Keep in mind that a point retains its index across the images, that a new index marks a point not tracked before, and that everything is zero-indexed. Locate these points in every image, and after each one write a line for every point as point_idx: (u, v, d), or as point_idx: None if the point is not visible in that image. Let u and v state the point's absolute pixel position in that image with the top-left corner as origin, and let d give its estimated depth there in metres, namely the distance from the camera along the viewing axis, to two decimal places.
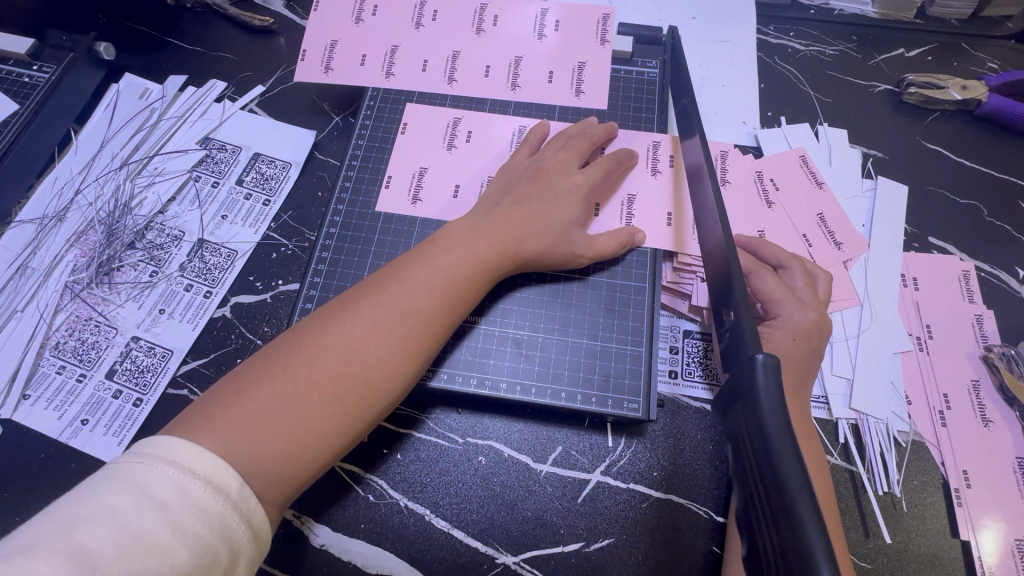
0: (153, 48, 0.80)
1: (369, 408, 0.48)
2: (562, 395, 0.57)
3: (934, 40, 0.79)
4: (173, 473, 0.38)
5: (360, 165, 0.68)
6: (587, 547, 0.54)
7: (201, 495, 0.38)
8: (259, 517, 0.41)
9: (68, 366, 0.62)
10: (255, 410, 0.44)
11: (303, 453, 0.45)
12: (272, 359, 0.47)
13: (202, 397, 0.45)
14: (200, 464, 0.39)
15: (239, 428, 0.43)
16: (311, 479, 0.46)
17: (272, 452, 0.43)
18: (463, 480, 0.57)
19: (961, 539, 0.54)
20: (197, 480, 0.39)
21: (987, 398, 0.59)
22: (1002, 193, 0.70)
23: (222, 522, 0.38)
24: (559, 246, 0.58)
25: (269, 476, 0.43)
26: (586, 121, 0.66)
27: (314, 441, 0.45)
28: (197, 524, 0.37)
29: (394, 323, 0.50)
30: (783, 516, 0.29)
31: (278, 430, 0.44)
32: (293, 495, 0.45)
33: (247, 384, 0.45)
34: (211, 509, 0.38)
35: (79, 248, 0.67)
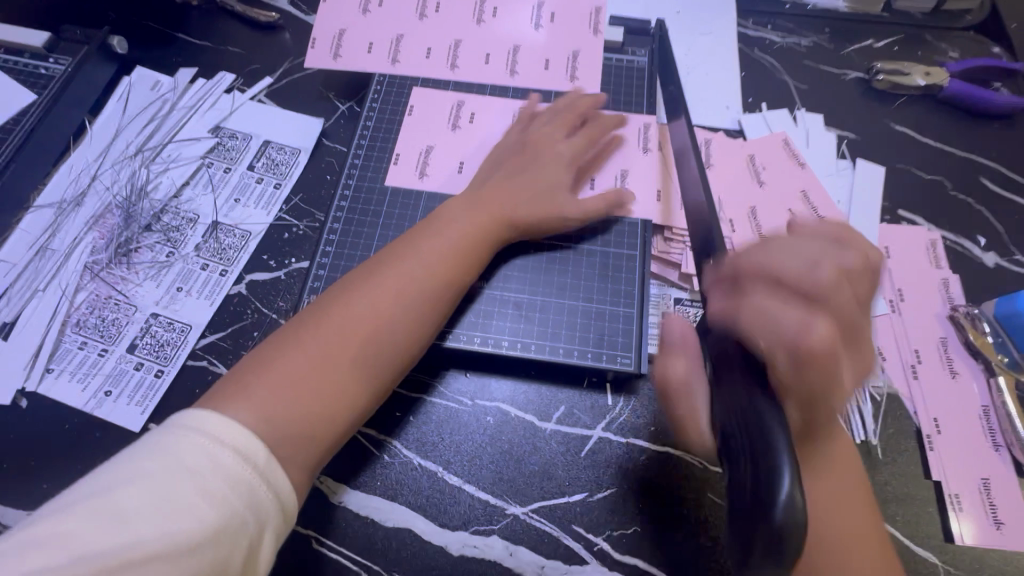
0: (163, 42, 0.83)
1: (388, 372, 0.52)
2: (561, 352, 0.61)
3: (900, 32, 0.86)
4: (202, 442, 0.41)
5: (367, 147, 0.73)
6: (590, 497, 0.58)
7: (229, 462, 0.41)
8: (285, 488, 0.44)
9: (90, 342, 0.64)
10: (288, 377, 0.47)
11: (337, 410, 0.49)
12: (298, 329, 0.51)
13: (232, 371, 0.49)
14: (228, 435, 0.42)
15: (278, 391, 0.47)
16: (344, 436, 0.50)
17: (306, 415, 0.47)
18: (473, 439, 0.61)
19: (933, 480, 0.59)
20: (226, 448, 0.42)
21: (954, 353, 0.64)
22: (964, 169, 0.76)
23: (249, 489, 0.41)
24: (551, 210, 0.62)
25: (311, 431, 0.47)
26: (576, 100, 0.70)
27: (343, 403, 0.49)
28: (227, 489, 0.40)
29: (410, 292, 0.53)
30: (759, 445, 0.35)
31: (309, 394, 0.47)
32: (331, 450, 0.49)
33: (277, 354, 0.49)
34: (237, 475, 0.41)
35: (97, 230, 0.70)
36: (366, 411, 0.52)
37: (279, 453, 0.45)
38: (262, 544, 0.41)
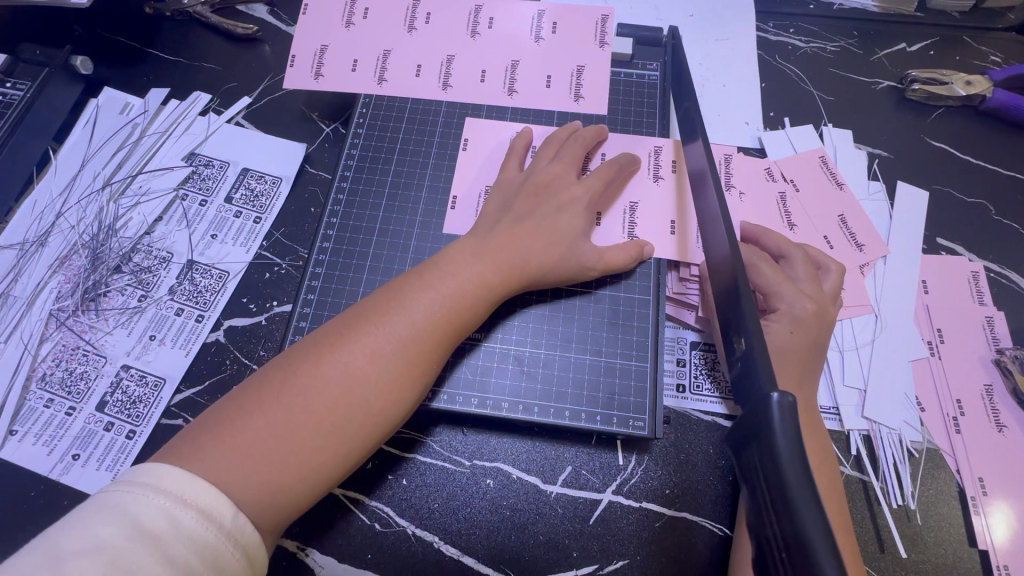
0: (133, 60, 0.77)
1: (362, 437, 0.46)
2: (565, 413, 0.55)
3: (936, 33, 0.78)
4: (161, 502, 0.37)
5: (353, 177, 0.66)
6: (600, 569, 0.53)
7: (192, 525, 0.37)
8: (254, 541, 0.40)
9: (57, 400, 0.59)
10: (249, 439, 0.42)
11: (297, 482, 0.43)
12: (263, 385, 0.45)
13: (196, 422, 0.44)
14: (192, 493, 0.38)
15: (232, 457, 0.41)
16: (303, 509, 0.44)
17: (253, 479, 0.41)
18: (471, 504, 0.56)
19: (979, 548, 0.53)
20: (189, 509, 0.38)
21: (1000, 402, 0.58)
22: (1008, 190, 0.69)
23: (214, 553, 0.37)
24: (566, 256, 0.56)
25: (264, 503, 0.41)
26: (574, 125, 0.64)
27: (311, 470, 0.43)
28: (191, 555, 0.36)
29: (389, 351, 0.47)
30: None
31: (272, 460, 0.42)
32: (288, 523, 0.44)
33: (240, 411, 0.44)
34: (201, 540, 0.37)
35: (62, 273, 0.65)
36: (338, 479, 0.46)
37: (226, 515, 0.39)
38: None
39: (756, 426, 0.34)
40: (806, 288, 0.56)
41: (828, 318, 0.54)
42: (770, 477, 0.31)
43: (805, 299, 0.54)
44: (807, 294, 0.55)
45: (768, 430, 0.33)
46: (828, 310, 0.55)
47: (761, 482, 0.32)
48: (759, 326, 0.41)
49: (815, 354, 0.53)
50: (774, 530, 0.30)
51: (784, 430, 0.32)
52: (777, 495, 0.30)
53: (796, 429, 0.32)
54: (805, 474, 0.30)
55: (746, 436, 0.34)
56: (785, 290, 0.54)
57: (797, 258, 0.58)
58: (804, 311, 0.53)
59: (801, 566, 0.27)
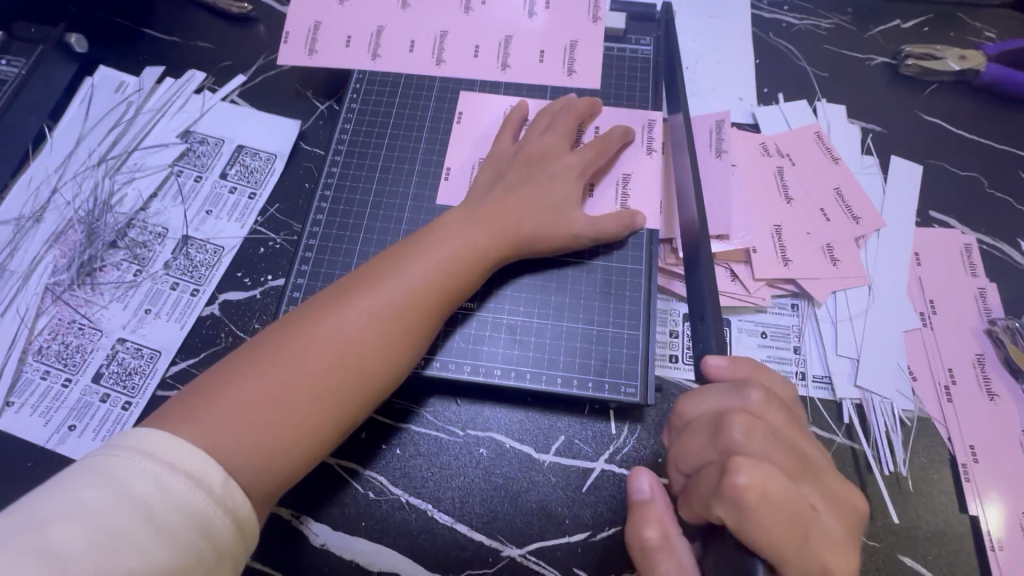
0: (127, 39, 0.77)
1: (357, 401, 0.46)
2: (557, 381, 0.56)
3: (930, 10, 0.78)
4: (149, 466, 0.37)
5: (347, 152, 0.67)
6: (593, 536, 0.54)
7: (180, 490, 0.37)
8: (246, 511, 0.40)
9: (53, 371, 0.60)
10: (244, 400, 0.42)
11: (293, 444, 0.43)
12: (258, 349, 0.45)
13: (189, 387, 0.44)
14: (181, 458, 0.38)
15: (227, 419, 0.41)
16: (299, 472, 0.45)
17: (249, 440, 0.41)
18: (465, 473, 0.56)
19: (970, 514, 0.54)
20: (177, 474, 0.37)
21: (992, 371, 0.59)
22: (1002, 164, 0.69)
23: (203, 518, 0.37)
24: (559, 224, 0.56)
25: (259, 465, 0.42)
26: (568, 98, 0.64)
27: (305, 432, 0.44)
28: (178, 521, 0.36)
29: (383, 315, 0.48)
30: None
31: (267, 421, 0.42)
32: (284, 486, 0.44)
33: (234, 375, 0.44)
34: (189, 505, 0.37)
35: (58, 248, 0.65)
36: (335, 442, 0.46)
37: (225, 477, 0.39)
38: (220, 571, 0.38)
39: None
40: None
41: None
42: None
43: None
44: None
45: None
46: None
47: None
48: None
49: None
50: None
51: None
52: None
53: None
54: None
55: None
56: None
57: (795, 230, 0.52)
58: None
59: None
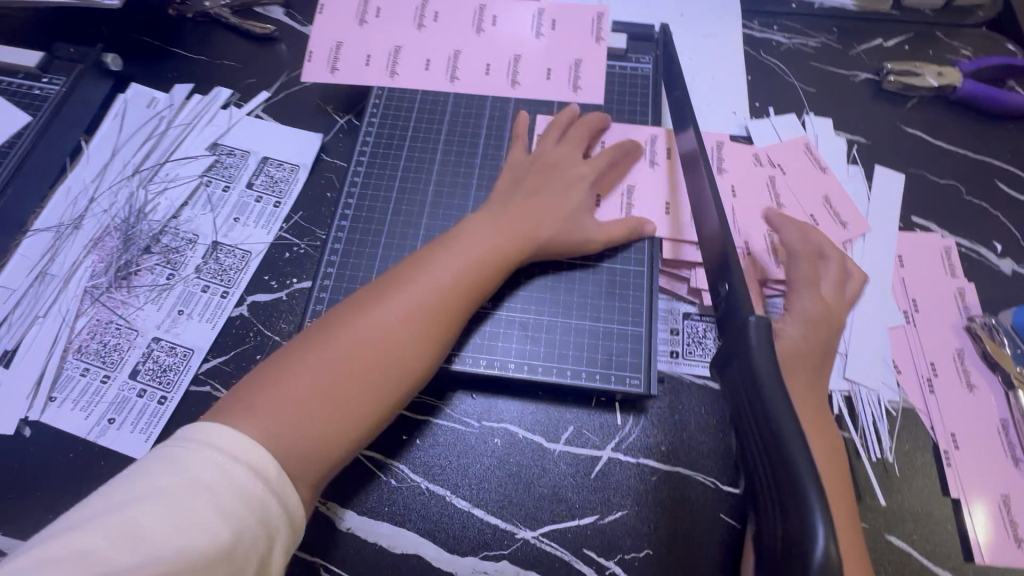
0: (158, 58, 0.82)
1: (396, 392, 0.50)
2: (567, 373, 0.60)
3: (910, 29, 0.83)
4: (216, 458, 0.41)
5: (368, 162, 0.71)
6: (601, 519, 0.57)
7: (243, 479, 0.41)
8: (293, 500, 0.43)
9: (92, 368, 0.64)
10: (293, 395, 0.46)
11: (340, 432, 0.47)
12: (302, 348, 0.49)
13: (239, 385, 0.48)
14: (243, 450, 0.42)
15: (281, 412, 0.45)
16: (345, 459, 0.49)
17: (301, 431, 0.45)
18: (481, 461, 0.60)
19: (951, 497, 0.58)
20: (240, 466, 0.41)
21: (971, 364, 0.63)
22: (978, 172, 0.74)
23: (260, 503, 0.41)
24: (567, 231, 0.61)
25: (312, 453, 0.45)
26: (574, 112, 0.69)
27: (349, 420, 0.48)
28: (240, 507, 0.39)
29: (417, 311, 0.52)
30: (783, 476, 0.32)
31: (316, 412, 0.46)
32: (331, 474, 0.48)
33: (282, 371, 0.48)
34: (249, 491, 0.40)
35: (96, 254, 0.69)
36: (376, 431, 0.50)
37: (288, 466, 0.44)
38: (273, 556, 0.41)
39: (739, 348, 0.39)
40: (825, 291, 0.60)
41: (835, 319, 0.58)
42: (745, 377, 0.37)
43: (818, 301, 0.57)
44: (815, 295, 0.58)
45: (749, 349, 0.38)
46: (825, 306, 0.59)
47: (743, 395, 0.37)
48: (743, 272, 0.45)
49: (824, 352, 0.55)
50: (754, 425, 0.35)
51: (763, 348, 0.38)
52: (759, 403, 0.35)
53: (768, 350, 0.37)
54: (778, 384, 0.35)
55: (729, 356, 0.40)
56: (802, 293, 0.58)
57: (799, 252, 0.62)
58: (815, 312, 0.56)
59: (768, 437, 0.33)
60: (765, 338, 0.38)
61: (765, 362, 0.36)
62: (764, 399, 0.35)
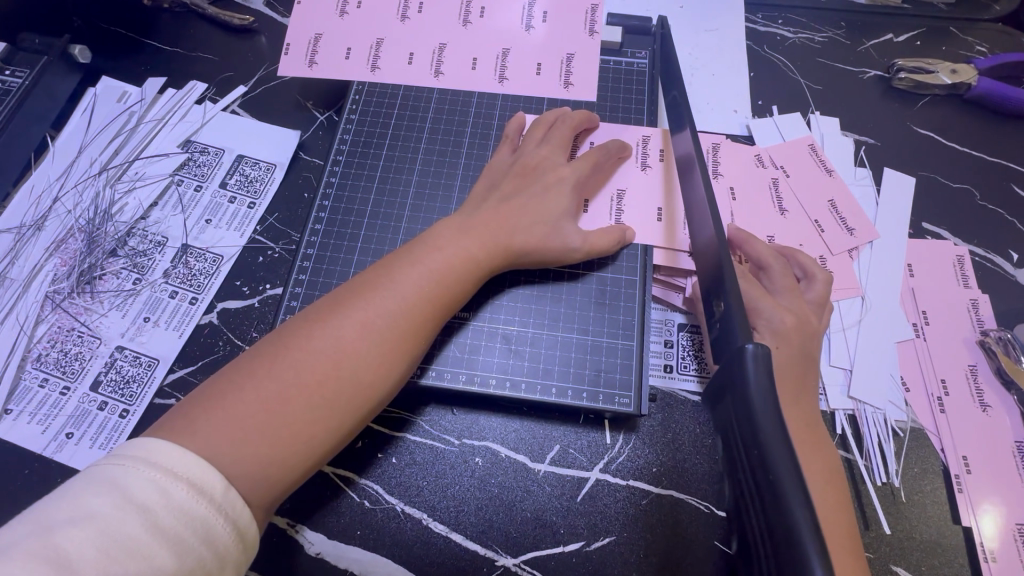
0: (131, 50, 0.78)
1: (352, 411, 0.46)
2: (552, 390, 0.56)
3: (923, 24, 0.79)
4: (153, 475, 0.38)
5: (346, 162, 0.68)
6: (587, 546, 0.54)
7: (183, 497, 0.38)
8: (246, 520, 0.40)
9: (52, 379, 0.60)
10: (241, 412, 0.43)
11: (289, 453, 0.43)
12: (254, 360, 0.46)
13: (185, 399, 0.44)
14: (181, 466, 0.39)
15: (224, 431, 0.42)
16: (296, 482, 0.45)
17: (244, 452, 0.42)
18: (460, 482, 0.56)
19: (963, 525, 0.54)
20: (180, 483, 0.38)
21: (984, 382, 0.59)
22: (994, 176, 0.70)
23: (204, 525, 0.38)
24: (554, 237, 0.57)
25: (256, 476, 0.42)
26: (564, 111, 0.65)
27: (301, 442, 0.44)
28: (180, 526, 0.37)
29: (378, 323, 0.48)
30: (779, 527, 0.28)
31: (264, 432, 0.43)
32: (280, 497, 0.44)
33: (230, 386, 0.44)
34: (191, 511, 0.38)
35: (58, 257, 0.66)
36: (329, 452, 0.47)
37: (237, 487, 0.41)
38: None
39: (730, 380, 0.35)
40: (786, 301, 0.56)
41: (808, 329, 0.54)
42: (741, 420, 0.32)
43: (783, 313, 0.53)
44: (787, 308, 0.54)
45: (741, 381, 0.34)
46: (811, 323, 0.55)
47: (737, 440, 0.32)
48: (738, 291, 0.41)
49: (806, 366, 0.52)
50: (747, 475, 0.31)
51: (758, 381, 0.33)
52: (756, 454, 0.30)
53: (770, 394, 0.33)
54: (782, 436, 0.30)
55: (722, 391, 0.35)
56: (762, 304, 0.54)
57: (776, 270, 0.57)
58: (782, 324, 0.53)
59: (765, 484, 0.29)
60: (765, 378, 0.34)
61: (769, 410, 0.32)
62: (763, 451, 0.30)
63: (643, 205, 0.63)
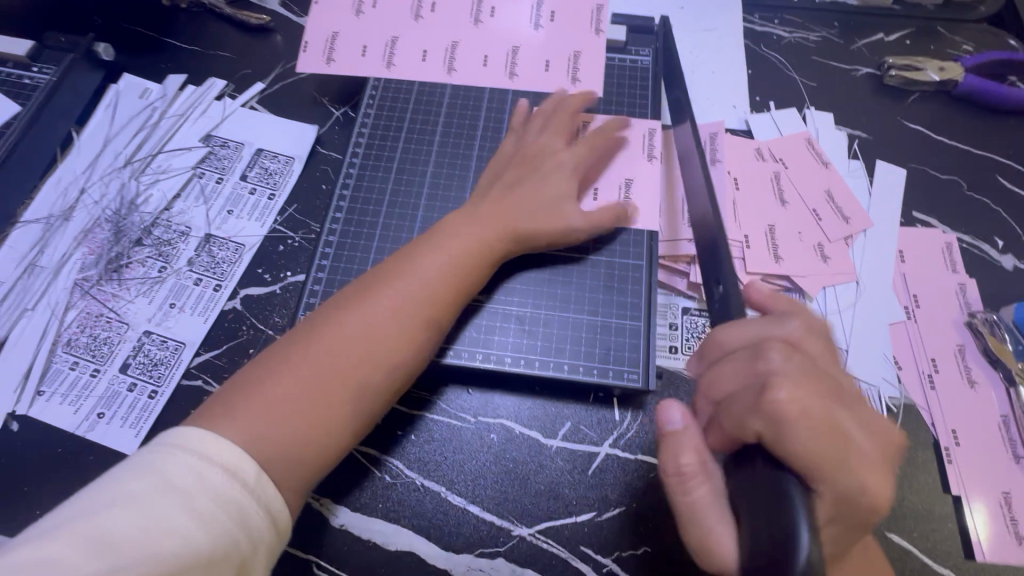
0: (151, 48, 0.81)
1: (382, 391, 0.49)
2: (564, 368, 0.59)
3: (912, 24, 0.83)
4: (190, 460, 0.40)
5: (363, 153, 0.70)
6: (599, 516, 0.57)
7: (217, 480, 0.40)
8: (275, 502, 0.42)
9: (82, 362, 0.62)
10: (278, 397, 0.45)
11: (326, 433, 0.46)
12: (284, 349, 0.49)
13: (220, 390, 0.47)
14: (217, 452, 0.41)
15: (264, 415, 0.45)
16: (332, 460, 0.48)
17: (286, 433, 0.45)
18: (476, 457, 0.59)
19: (952, 495, 0.57)
20: (216, 467, 0.40)
21: (972, 360, 0.62)
22: (980, 168, 0.74)
23: (239, 508, 0.40)
24: (565, 225, 0.60)
25: (296, 456, 0.45)
26: (579, 99, 0.68)
27: (336, 421, 0.47)
28: (216, 510, 0.39)
29: (404, 308, 0.51)
30: None
31: (302, 413, 0.46)
32: (316, 477, 0.47)
33: (265, 374, 0.47)
34: (225, 493, 0.40)
35: (86, 246, 0.68)
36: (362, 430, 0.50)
37: (275, 467, 0.43)
38: (255, 560, 0.40)
39: None
40: None
41: None
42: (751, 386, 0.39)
43: None
44: None
45: None
46: None
47: None
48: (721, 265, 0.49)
49: None
50: None
51: None
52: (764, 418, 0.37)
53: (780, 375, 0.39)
54: None
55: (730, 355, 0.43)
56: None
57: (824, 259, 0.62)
58: None
59: None
60: None
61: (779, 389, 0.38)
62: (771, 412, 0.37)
63: (649, 194, 0.65)
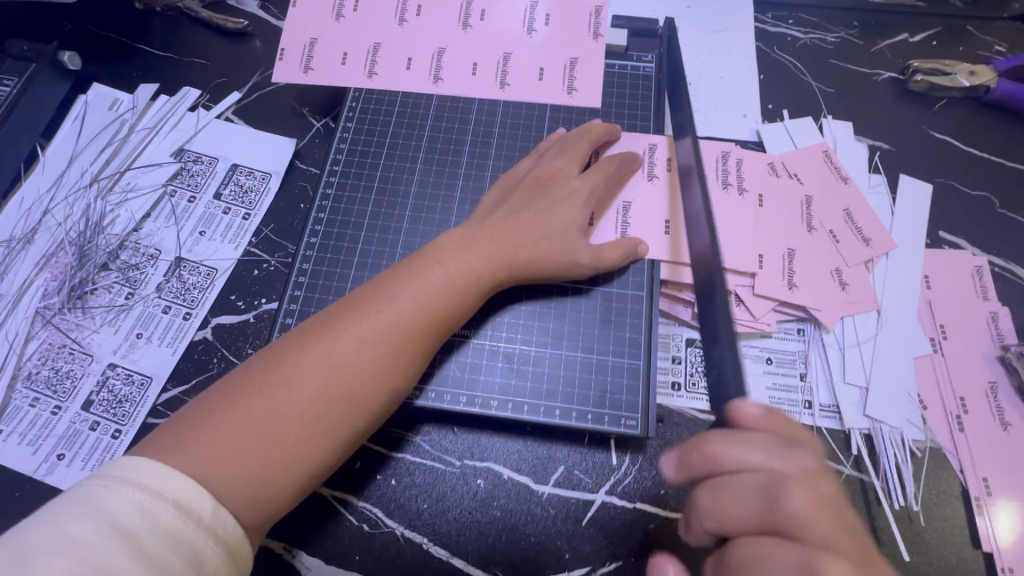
0: (122, 56, 0.76)
1: (346, 431, 0.45)
2: (556, 412, 0.54)
3: (939, 24, 0.76)
4: (137, 497, 0.36)
5: (342, 170, 0.66)
6: (593, 572, 0.52)
7: (169, 519, 0.36)
8: (235, 538, 0.39)
9: (42, 398, 0.59)
10: (229, 433, 0.41)
11: (278, 477, 0.41)
12: (245, 377, 0.44)
13: (174, 418, 0.42)
14: (168, 486, 0.37)
15: (211, 453, 0.40)
16: (286, 506, 0.43)
17: (236, 473, 0.40)
18: (461, 505, 0.55)
19: (983, 550, 0.52)
20: (166, 504, 0.37)
21: (1005, 400, 0.57)
22: (1013, 183, 0.68)
23: (192, 548, 0.36)
24: (560, 253, 0.55)
25: (245, 503, 0.40)
26: (586, 124, 0.63)
27: (293, 463, 0.42)
28: (167, 552, 0.35)
29: (385, 334, 0.47)
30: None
31: (253, 452, 0.41)
32: (271, 522, 0.42)
33: (221, 404, 0.42)
34: (178, 533, 0.36)
35: (49, 271, 0.64)
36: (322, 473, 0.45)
37: (228, 507, 0.39)
38: None
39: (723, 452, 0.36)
40: None
41: None
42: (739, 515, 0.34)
43: None
44: None
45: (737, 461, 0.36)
46: None
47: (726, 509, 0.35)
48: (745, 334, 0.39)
49: None
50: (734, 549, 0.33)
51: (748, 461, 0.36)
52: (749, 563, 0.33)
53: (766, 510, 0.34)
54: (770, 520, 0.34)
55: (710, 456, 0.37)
56: None
57: None
58: None
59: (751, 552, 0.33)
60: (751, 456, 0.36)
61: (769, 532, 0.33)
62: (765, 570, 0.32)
63: (650, 219, 0.60)
